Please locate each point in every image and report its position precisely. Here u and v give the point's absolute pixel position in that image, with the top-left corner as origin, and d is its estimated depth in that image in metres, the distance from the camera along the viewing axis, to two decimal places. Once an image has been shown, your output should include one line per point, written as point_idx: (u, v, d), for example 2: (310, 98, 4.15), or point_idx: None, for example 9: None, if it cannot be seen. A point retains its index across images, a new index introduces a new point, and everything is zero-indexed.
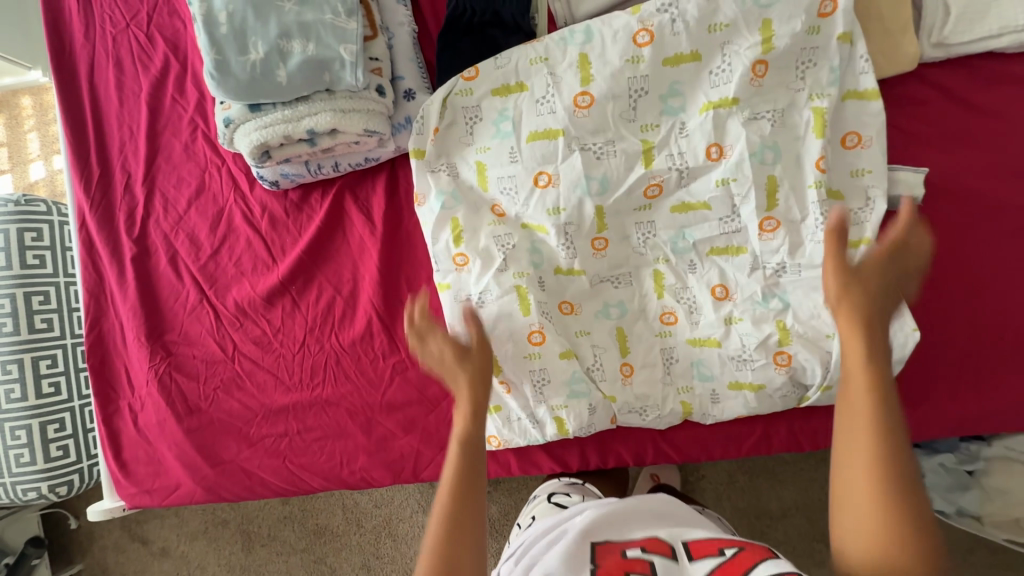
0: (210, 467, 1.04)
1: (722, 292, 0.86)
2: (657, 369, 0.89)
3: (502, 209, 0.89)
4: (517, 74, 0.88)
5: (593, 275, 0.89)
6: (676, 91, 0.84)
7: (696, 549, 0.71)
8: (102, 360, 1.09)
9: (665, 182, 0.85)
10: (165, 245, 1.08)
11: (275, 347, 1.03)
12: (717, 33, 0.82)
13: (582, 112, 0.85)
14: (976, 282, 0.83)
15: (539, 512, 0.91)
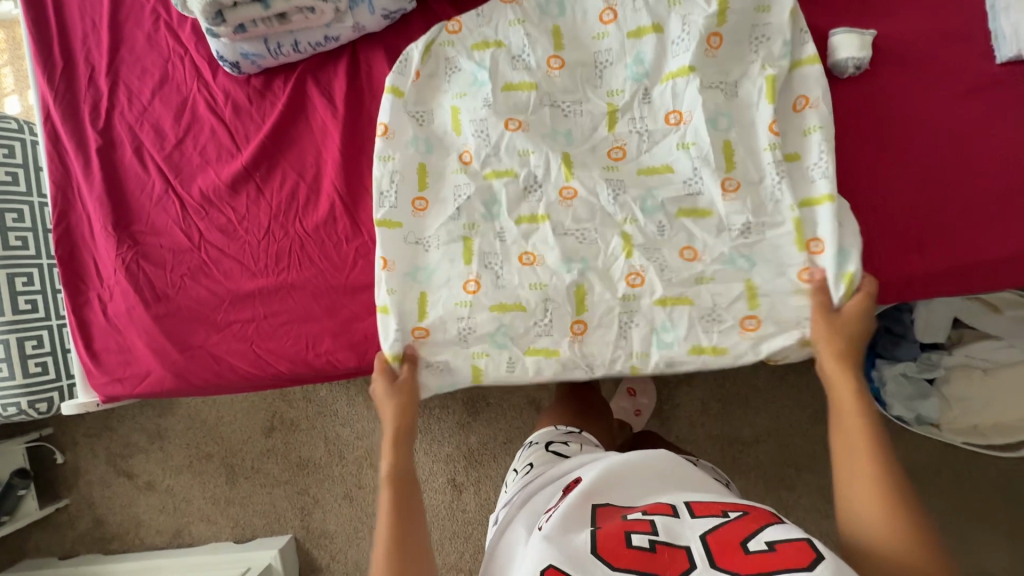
0: (179, 352, 1.06)
1: (690, 254, 0.87)
2: (611, 330, 0.90)
3: (470, 156, 0.90)
4: (495, 32, 0.91)
5: (557, 225, 0.88)
6: (640, 59, 0.87)
7: (699, 508, 0.71)
8: (70, 253, 1.10)
9: (627, 147, 0.89)
10: (130, 137, 1.08)
11: (241, 235, 1.04)
12: (677, 6, 0.86)
13: (554, 73, 0.89)
14: (924, 147, 0.84)
15: (535, 458, 0.97)
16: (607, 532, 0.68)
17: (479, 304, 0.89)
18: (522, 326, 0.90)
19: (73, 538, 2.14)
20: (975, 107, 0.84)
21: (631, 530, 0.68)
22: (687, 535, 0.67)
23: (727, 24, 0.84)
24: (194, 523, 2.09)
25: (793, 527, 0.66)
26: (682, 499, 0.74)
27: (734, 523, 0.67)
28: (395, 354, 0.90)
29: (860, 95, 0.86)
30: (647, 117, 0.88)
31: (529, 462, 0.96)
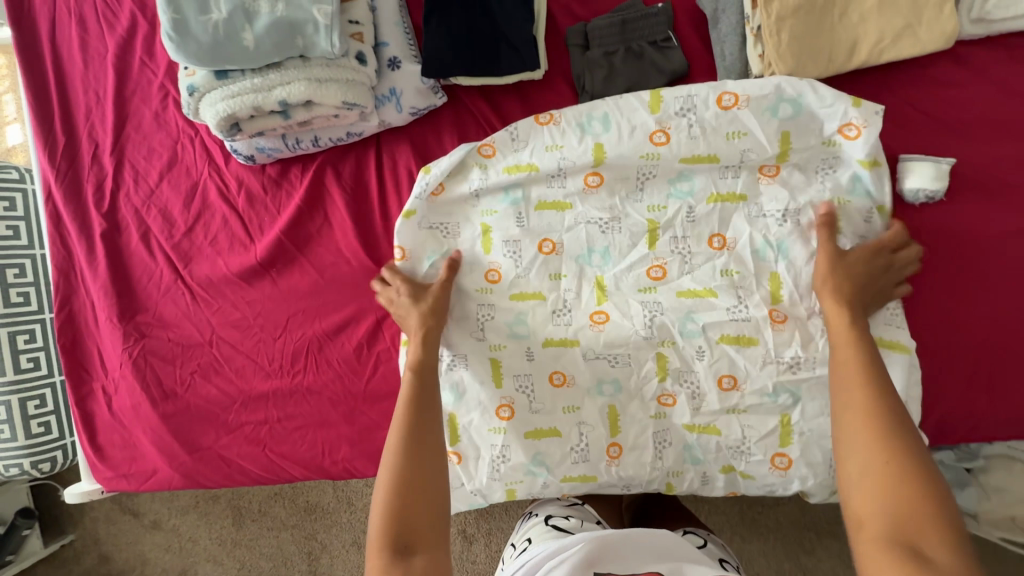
0: (187, 453, 1.00)
1: (729, 383, 0.80)
2: (647, 451, 0.83)
3: (499, 274, 0.84)
4: (529, 154, 0.82)
5: (587, 348, 0.83)
6: (685, 176, 0.81)
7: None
8: (73, 341, 1.04)
9: (668, 266, 0.82)
10: (137, 222, 1.02)
11: (255, 331, 0.98)
12: (735, 141, 0.78)
13: (592, 190, 0.82)
14: (999, 283, 0.78)
15: (535, 535, 0.86)
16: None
17: (513, 432, 0.84)
18: (557, 450, 0.84)
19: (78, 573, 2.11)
20: None
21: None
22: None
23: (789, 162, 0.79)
24: (199, 563, 2.06)
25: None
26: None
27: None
28: None
29: (932, 225, 0.79)
30: (692, 242, 0.81)
31: (528, 540, 0.85)
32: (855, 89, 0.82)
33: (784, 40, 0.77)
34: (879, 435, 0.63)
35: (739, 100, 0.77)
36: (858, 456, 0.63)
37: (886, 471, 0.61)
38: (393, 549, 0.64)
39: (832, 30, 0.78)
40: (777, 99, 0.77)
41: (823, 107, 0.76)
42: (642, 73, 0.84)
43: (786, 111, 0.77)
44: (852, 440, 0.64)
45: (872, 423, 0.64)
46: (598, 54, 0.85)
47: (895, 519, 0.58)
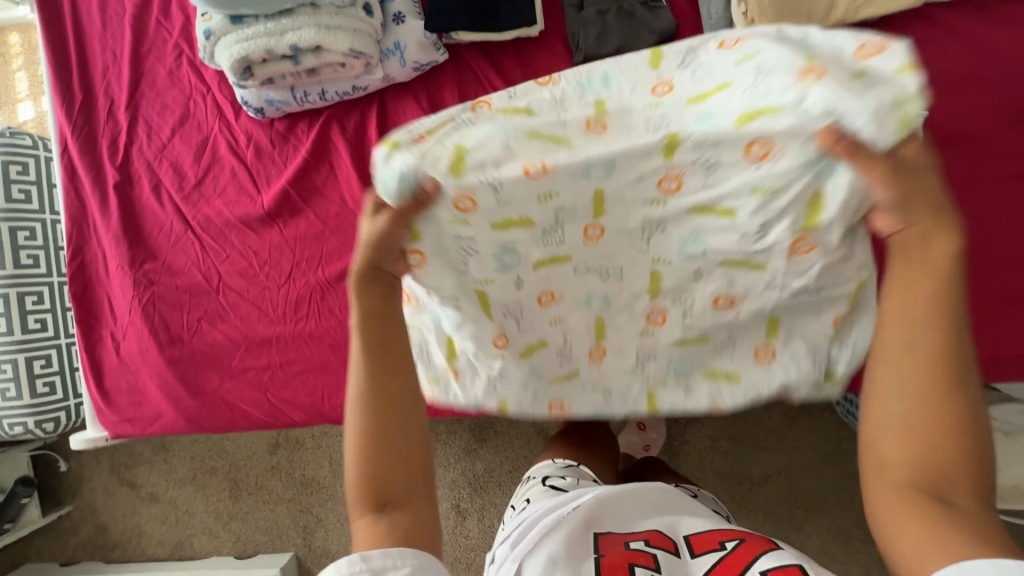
0: (192, 397, 1.04)
1: (726, 302, 0.74)
2: (628, 359, 0.82)
3: (471, 202, 0.61)
4: (524, 95, 0.62)
5: (580, 263, 0.71)
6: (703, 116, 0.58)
7: (699, 545, 0.74)
8: (84, 289, 1.08)
9: (686, 177, 0.61)
10: (149, 174, 1.06)
11: (261, 279, 1.02)
12: (749, 61, 0.57)
13: (592, 133, 0.59)
14: None
15: (535, 496, 0.93)
16: (608, 564, 0.70)
17: (507, 355, 0.79)
18: (547, 359, 0.81)
19: (75, 544, 2.15)
20: None
21: (633, 563, 0.70)
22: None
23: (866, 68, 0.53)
24: (195, 536, 2.09)
25: (785, 551, 0.69)
26: (681, 534, 0.77)
27: (731, 556, 0.70)
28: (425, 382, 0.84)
29: None
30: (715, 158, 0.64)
31: (528, 498, 0.94)
32: None
33: None
34: (932, 376, 0.53)
35: (742, 40, 0.59)
36: (896, 399, 0.54)
37: (928, 415, 0.53)
38: (371, 503, 0.60)
39: None
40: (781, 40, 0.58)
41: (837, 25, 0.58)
42: (633, 30, 0.89)
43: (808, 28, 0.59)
44: (894, 382, 0.54)
45: (934, 365, 0.53)
46: (592, 13, 0.90)
47: (922, 467, 0.52)
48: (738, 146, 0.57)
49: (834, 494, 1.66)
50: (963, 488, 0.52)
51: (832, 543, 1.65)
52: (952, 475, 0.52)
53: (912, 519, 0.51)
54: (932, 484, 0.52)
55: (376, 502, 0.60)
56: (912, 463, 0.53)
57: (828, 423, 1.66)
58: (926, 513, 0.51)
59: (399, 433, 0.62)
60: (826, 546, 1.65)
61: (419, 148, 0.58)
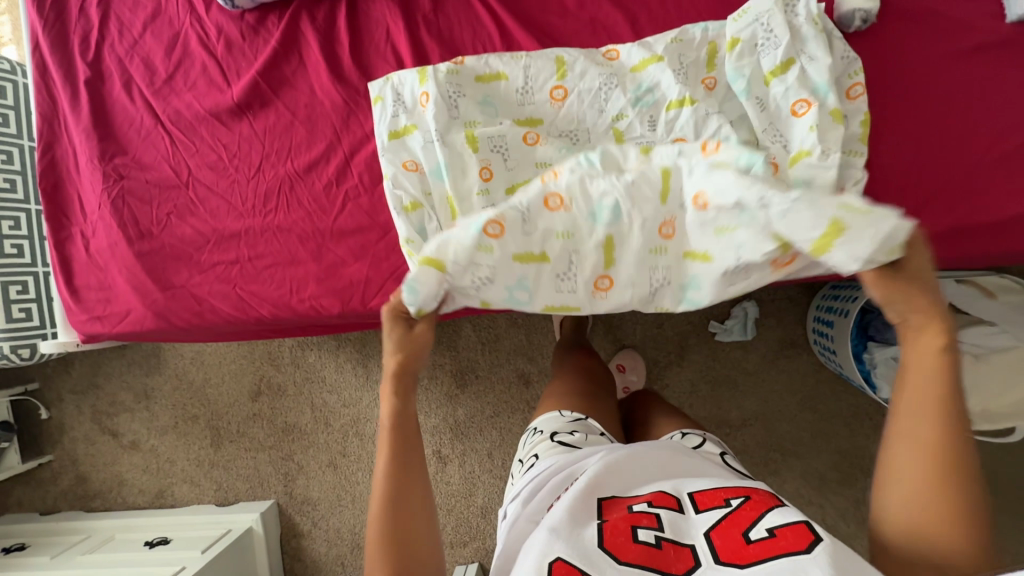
0: (160, 291, 1.04)
1: (712, 150, 0.65)
2: (589, 113, 0.88)
3: (500, 226, 0.66)
4: (541, 241, 0.68)
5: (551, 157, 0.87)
6: (616, 213, 0.67)
7: (702, 501, 0.68)
8: (54, 187, 1.08)
9: (679, 223, 0.68)
10: (120, 70, 1.06)
11: (230, 172, 1.02)
12: (724, 234, 0.65)
13: (602, 294, 0.74)
14: (921, 107, 0.83)
15: (541, 450, 0.89)
16: (609, 529, 0.64)
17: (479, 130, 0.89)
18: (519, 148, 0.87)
19: (56, 494, 2.14)
20: (981, 66, 0.81)
21: (637, 527, 0.65)
22: (693, 535, 0.64)
23: (788, 259, 0.65)
24: (176, 485, 2.08)
25: (791, 508, 0.64)
26: (684, 490, 0.70)
27: (737, 511, 0.65)
28: (405, 127, 0.91)
29: (869, 51, 0.83)
30: (690, 67, 0.86)
31: (534, 454, 0.89)
32: None
33: None
34: (941, 466, 0.54)
35: (704, 201, 0.63)
36: (905, 479, 0.56)
37: (925, 496, 0.54)
38: None
39: None
40: (743, 208, 0.60)
41: (809, 212, 0.56)
42: None
43: (772, 211, 0.58)
44: (911, 472, 0.55)
45: (925, 464, 0.55)
46: None
47: (921, 547, 0.54)
48: (766, 268, 0.67)
49: (811, 435, 1.66)
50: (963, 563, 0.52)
51: (806, 485, 1.66)
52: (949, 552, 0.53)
53: None
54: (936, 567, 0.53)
55: None
56: (910, 542, 0.55)
57: (805, 364, 1.67)
58: None
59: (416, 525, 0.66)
60: (802, 488, 1.66)
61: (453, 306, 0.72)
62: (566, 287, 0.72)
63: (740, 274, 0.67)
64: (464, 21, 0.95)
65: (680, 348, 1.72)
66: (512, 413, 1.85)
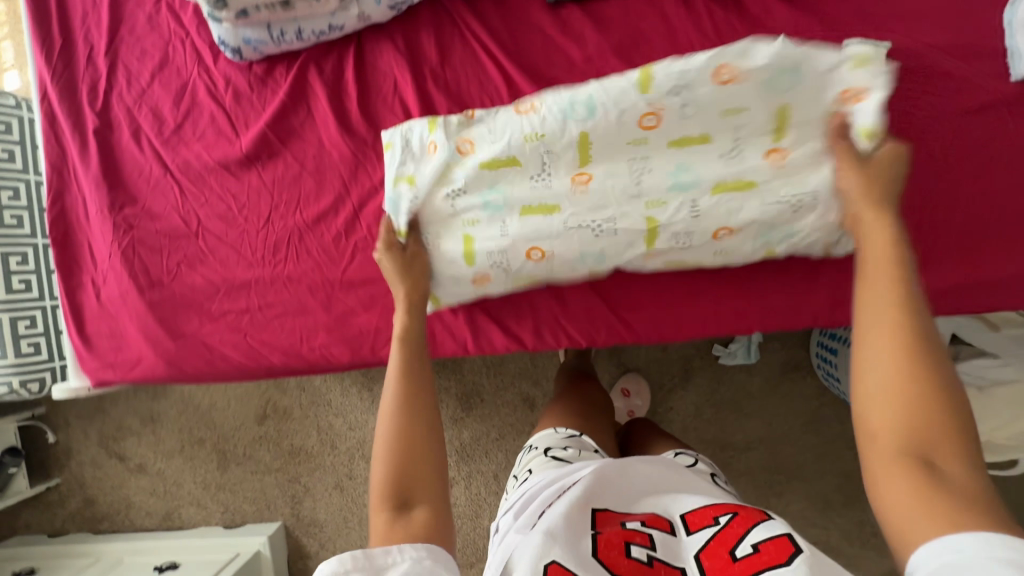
0: (171, 340, 1.04)
1: (727, 75, 0.78)
2: (624, 178, 0.84)
3: (468, 146, 0.89)
4: (507, 147, 0.85)
5: (568, 216, 0.86)
6: (589, 106, 0.83)
7: (693, 522, 0.69)
8: (64, 235, 1.09)
9: (663, 113, 0.81)
10: (128, 119, 1.06)
11: (240, 223, 1.03)
12: (731, 117, 0.79)
13: (580, 190, 0.85)
14: (925, 166, 0.83)
15: (536, 466, 0.90)
16: (604, 541, 0.66)
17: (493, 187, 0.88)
18: (547, 228, 0.87)
19: (64, 516, 2.15)
20: (986, 125, 0.82)
21: (630, 543, 0.67)
22: (683, 557, 0.66)
23: (788, 139, 0.80)
24: (184, 507, 2.09)
25: (777, 522, 0.65)
26: (675, 512, 0.72)
27: (725, 530, 0.66)
28: (401, 178, 0.91)
29: None
30: None
31: (529, 468, 0.91)
32: None
33: None
34: (899, 351, 0.59)
35: (736, 75, 0.77)
36: (874, 383, 0.59)
37: (902, 371, 0.58)
38: (392, 500, 0.66)
39: None
40: (778, 72, 0.76)
41: (822, 73, 0.77)
42: None
43: (783, 85, 0.77)
44: (878, 370, 0.59)
45: (896, 333, 0.60)
46: None
47: (904, 427, 0.56)
48: (764, 148, 0.80)
49: (814, 458, 1.68)
50: (948, 449, 0.54)
51: (810, 507, 1.67)
52: (928, 432, 0.55)
53: (901, 497, 0.53)
54: (919, 449, 0.55)
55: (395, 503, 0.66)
56: (894, 426, 0.56)
57: (808, 388, 1.68)
58: (913, 476, 0.53)
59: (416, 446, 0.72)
60: (805, 509, 1.68)
61: (433, 216, 0.91)
62: (548, 183, 0.86)
63: (735, 150, 0.81)
64: (472, 73, 0.95)
65: (684, 372, 1.73)
66: (517, 436, 1.86)
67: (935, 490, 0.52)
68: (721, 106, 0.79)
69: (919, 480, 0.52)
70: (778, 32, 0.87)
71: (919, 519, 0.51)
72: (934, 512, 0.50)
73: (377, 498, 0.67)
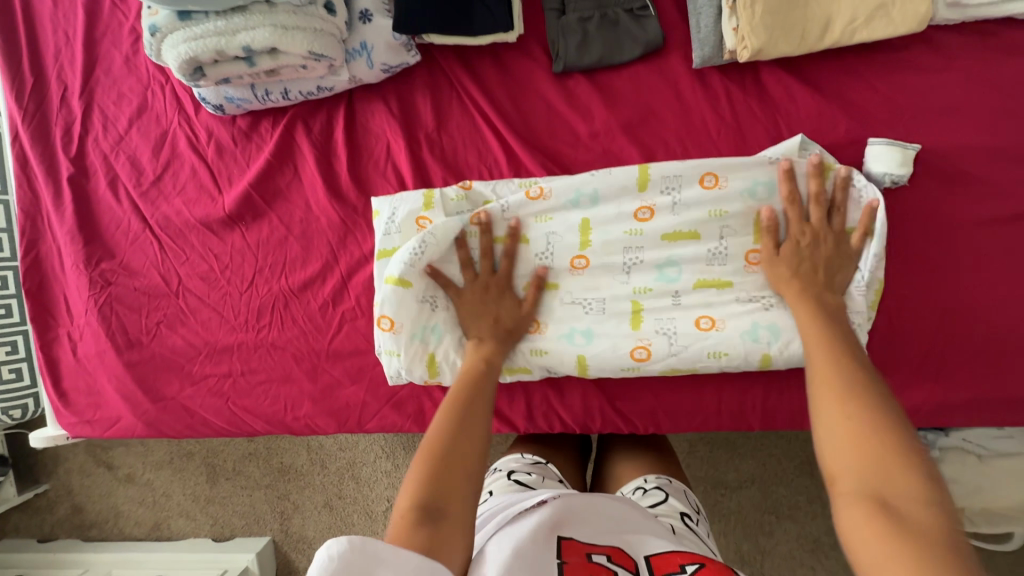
0: (151, 402, 1.01)
1: (712, 181, 0.78)
2: (615, 267, 0.82)
3: (480, 218, 0.83)
4: (517, 224, 0.83)
5: (565, 293, 0.83)
6: (591, 192, 0.82)
7: (657, 567, 0.63)
8: (39, 286, 1.04)
9: (657, 208, 0.80)
10: (105, 167, 1.00)
11: (222, 284, 0.98)
12: (717, 217, 0.78)
13: (577, 272, 0.83)
14: (945, 273, 0.78)
15: (496, 488, 0.84)
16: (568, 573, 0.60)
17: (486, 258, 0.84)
18: (547, 304, 0.84)
19: (53, 522, 2.11)
20: (1012, 232, 0.77)
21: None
22: None
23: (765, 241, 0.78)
24: (172, 518, 2.04)
25: None
26: (642, 551, 0.66)
27: None
28: (390, 251, 0.86)
29: (898, 211, 0.79)
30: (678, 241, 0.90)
31: (489, 490, 0.84)
32: (824, 68, 0.80)
33: (758, 12, 0.75)
34: (831, 373, 0.63)
35: (720, 181, 0.78)
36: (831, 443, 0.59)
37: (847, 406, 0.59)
38: (422, 500, 0.59)
39: (808, 6, 0.75)
40: (754, 182, 0.77)
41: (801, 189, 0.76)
42: (617, 41, 0.83)
43: (762, 193, 0.77)
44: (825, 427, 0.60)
45: (829, 370, 0.64)
46: (573, 19, 0.84)
47: (859, 461, 0.55)
48: (745, 242, 0.78)
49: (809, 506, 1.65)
50: (904, 483, 0.52)
51: (818, 555, 1.54)
52: (886, 464, 0.54)
53: (881, 552, 0.49)
54: (877, 487, 0.53)
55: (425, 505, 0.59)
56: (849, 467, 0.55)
57: None
58: (878, 521, 0.51)
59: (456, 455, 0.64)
60: (795, 550, 1.50)
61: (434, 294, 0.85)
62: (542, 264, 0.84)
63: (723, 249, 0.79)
64: (469, 141, 0.89)
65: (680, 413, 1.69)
66: None
67: (899, 530, 0.49)
68: (704, 206, 0.78)
69: (884, 521, 0.50)
70: (798, 119, 0.81)
71: (882, 562, 0.49)
72: (910, 555, 0.47)
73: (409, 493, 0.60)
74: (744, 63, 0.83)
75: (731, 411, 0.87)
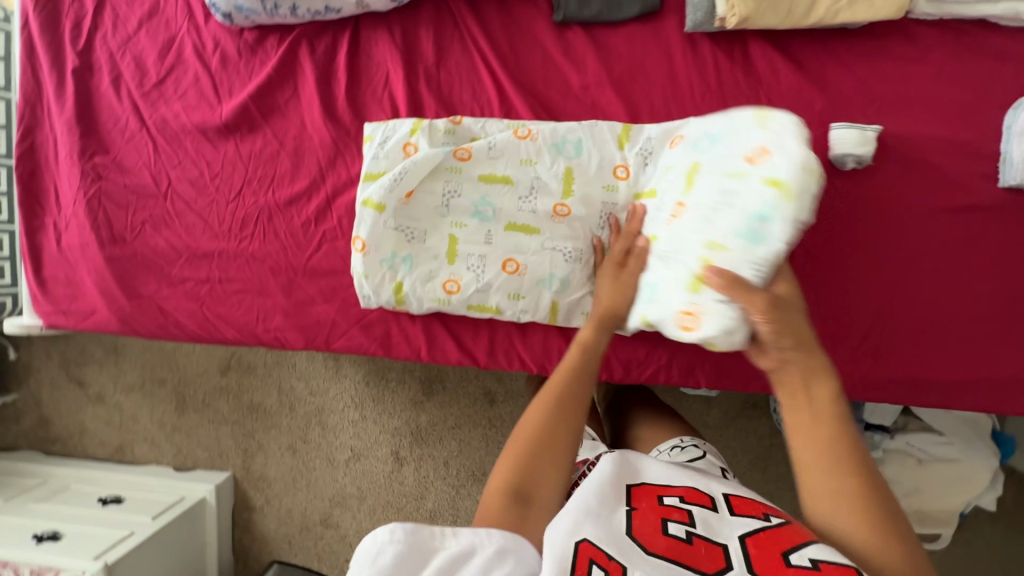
0: (127, 299, 1.03)
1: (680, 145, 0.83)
2: (593, 219, 0.86)
3: (467, 153, 0.88)
4: (504, 166, 0.87)
5: (546, 239, 0.87)
6: (577, 141, 0.86)
7: (738, 506, 0.58)
8: (30, 173, 1.06)
9: (632, 166, 0.85)
10: (110, 64, 1.02)
11: (210, 191, 1.01)
12: (670, 173, 0.81)
13: (558, 220, 0.87)
14: (895, 255, 0.83)
15: None
16: (636, 517, 0.55)
17: (474, 193, 0.88)
18: (528, 247, 0.88)
19: (17, 432, 2.12)
20: (962, 224, 0.81)
21: (667, 519, 0.55)
22: (725, 534, 0.53)
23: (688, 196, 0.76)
24: (136, 442, 2.03)
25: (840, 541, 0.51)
26: (718, 490, 0.60)
27: (777, 529, 0.53)
28: (375, 175, 0.89)
29: (860, 191, 0.83)
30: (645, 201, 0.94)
31: None
32: (809, 48, 0.84)
33: None
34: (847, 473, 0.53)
35: (678, 141, 0.82)
36: (828, 498, 0.54)
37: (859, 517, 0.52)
38: (516, 484, 0.60)
39: None
40: (703, 135, 0.78)
41: (734, 138, 0.73)
42: None
43: (702, 146, 0.77)
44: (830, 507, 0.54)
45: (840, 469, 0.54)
46: None
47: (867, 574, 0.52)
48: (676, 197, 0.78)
49: None
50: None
51: None
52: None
53: None
54: None
55: (519, 488, 0.59)
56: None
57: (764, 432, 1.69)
58: None
59: (554, 435, 0.64)
60: None
61: (414, 220, 0.90)
62: (525, 209, 0.87)
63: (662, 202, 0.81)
64: (466, 79, 0.92)
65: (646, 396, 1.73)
66: (473, 429, 1.76)
67: None
68: (664, 164, 0.82)
69: None
70: (778, 93, 0.84)
71: None
72: None
73: (500, 477, 0.61)
74: (734, 33, 0.87)
75: (684, 366, 0.91)
